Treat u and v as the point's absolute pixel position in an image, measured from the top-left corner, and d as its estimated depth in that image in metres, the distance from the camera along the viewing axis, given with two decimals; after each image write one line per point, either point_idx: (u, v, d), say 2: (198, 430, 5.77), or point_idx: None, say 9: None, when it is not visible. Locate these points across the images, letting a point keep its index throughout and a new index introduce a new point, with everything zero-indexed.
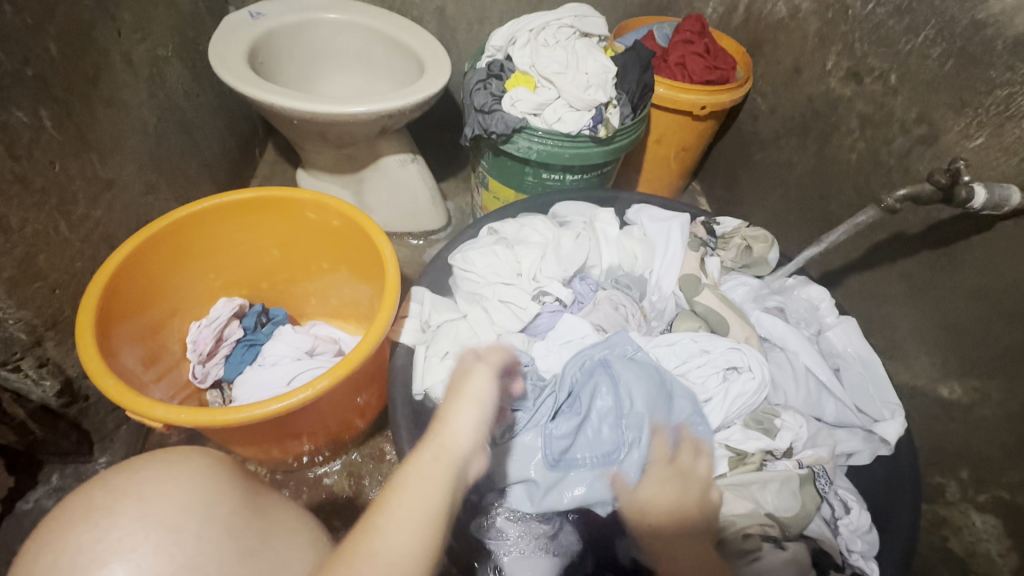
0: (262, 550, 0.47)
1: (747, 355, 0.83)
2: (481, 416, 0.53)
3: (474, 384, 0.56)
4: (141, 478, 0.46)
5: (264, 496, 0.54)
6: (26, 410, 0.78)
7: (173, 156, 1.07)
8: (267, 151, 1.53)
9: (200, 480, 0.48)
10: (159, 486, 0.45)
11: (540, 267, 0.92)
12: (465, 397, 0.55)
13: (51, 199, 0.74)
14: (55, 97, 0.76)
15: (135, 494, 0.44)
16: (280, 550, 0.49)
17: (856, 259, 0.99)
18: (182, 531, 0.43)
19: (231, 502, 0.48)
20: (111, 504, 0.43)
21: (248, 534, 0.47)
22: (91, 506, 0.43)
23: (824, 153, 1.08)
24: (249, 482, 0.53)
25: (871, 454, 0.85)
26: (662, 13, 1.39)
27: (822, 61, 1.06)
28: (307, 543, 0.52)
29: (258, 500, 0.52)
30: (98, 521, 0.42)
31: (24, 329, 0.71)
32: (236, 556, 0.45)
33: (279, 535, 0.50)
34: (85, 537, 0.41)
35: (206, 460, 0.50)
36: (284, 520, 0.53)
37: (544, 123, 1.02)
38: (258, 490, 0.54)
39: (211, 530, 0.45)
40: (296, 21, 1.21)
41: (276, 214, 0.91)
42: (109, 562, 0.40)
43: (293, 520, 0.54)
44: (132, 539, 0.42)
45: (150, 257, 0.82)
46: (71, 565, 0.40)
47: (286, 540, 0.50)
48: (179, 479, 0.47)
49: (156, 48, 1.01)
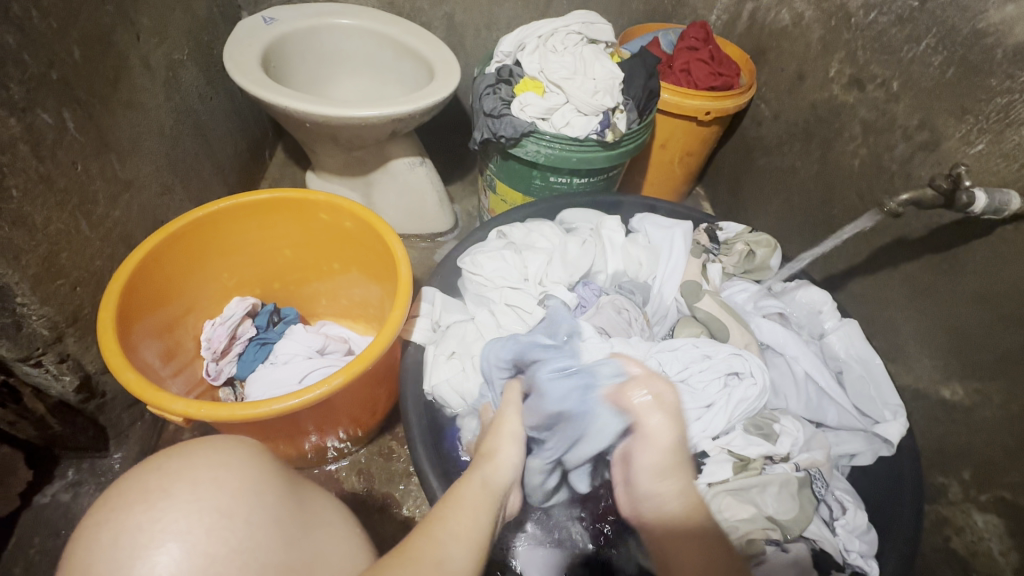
0: (304, 539, 0.48)
1: (748, 362, 0.84)
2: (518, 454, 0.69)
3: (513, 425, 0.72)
4: (194, 463, 0.47)
5: (302, 486, 0.55)
6: (46, 404, 0.80)
7: (187, 158, 1.09)
8: (276, 154, 1.55)
9: (249, 468, 0.49)
10: (212, 471, 0.47)
11: (546, 272, 0.94)
12: (506, 435, 0.71)
13: (73, 199, 0.76)
14: (78, 99, 0.78)
15: (189, 478, 0.46)
16: (320, 540, 0.50)
17: (859, 263, 1.00)
18: (233, 516, 0.45)
19: (276, 491, 0.49)
20: (166, 487, 0.45)
21: (292, 523, 0.48)
22: (147, 488, 0.45)
23: (827, 159, 1.10)
24: (288, 471, 0.55)
25: (873, 455, 0.86)
26: (667, 19, 1.41)
27: (826, 68, 1.08)
28: (343, 534, 0.53)
29: (297, 489, 0.53)
30: (154, 503, 0.44)
31: (47, 325, 0.73)
32: (281, 544, 0.46)
33: (319, 525, 0.51)
34: (142, 517, 0.43)
35: (252, 448, 0.52)
36: (322, 512, 0.54)
37: (552, 128, 1.04)
38: (297, 480, 0.55)
39: (259, 517, 0.46)
40: (308, 26, 1.23)
41: (290, 215, 0.93)
42: (165, 542, 0.42)
43: (330, 511, 0.55)
44: (186, 522, 0.43)
45: (167, 256, 0.84)
46: (129, 543, 0.42)
47: (324, 530, 0.51)
48: (230, 466, 0.48)
49: (172, 52, 1.03)
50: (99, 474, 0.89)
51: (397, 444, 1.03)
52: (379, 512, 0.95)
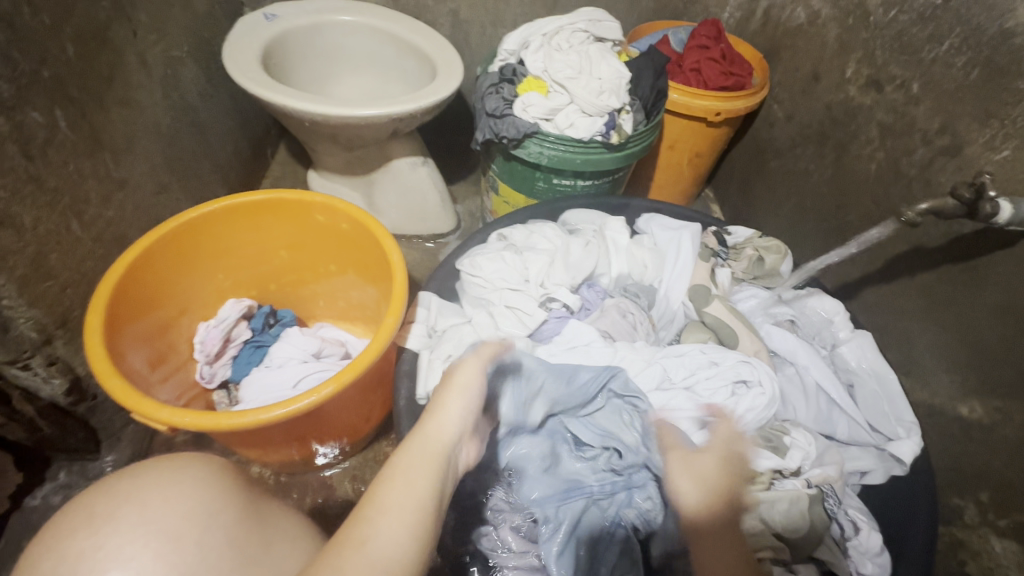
0: (263, 559, 0.47)
1: (757, 370, 0.81)
2: (468, 404, 0.59)
3: (463, 373, 0.62)
4: (143, 484, 0.46)
5: (268, 502, 0.53)
6: (35, 407, 0.78)
7: (185, 156, 1.07)
8: (278, 152, 1.54)
9: (201, 487, 0.47)
10: (161, 492, 0.45)
11: (547, 275, 0.91)
12: (454, 385, 0.60)
13: (64, 199, 0.74)
14: (70, 97, 0.76)
15: (136, 500, 0.44)
16: (282, 560, 0.48)
17: (873, 271, 0.96)
18: (182, 539, 0.43)
19: (234, 509, 0.48)
20: (112, 511, 0.43)
21: (249, 543, 0.47)
22: (93, 513, 0.43)
23: (842, 163, 1.06)
24: (252, 487, 0.53)
25: (885, 473, 0.82)
26: (677, 17, 1.37)
27: (842, 69, 1.04)
28: (309, 552, 0.51)
29: (261, 506, 0.51)
30: (99, 528, 0.42)
31: (34, 328, 0.71)
32: (237, 566, 0.45)
33: (282, 543, 0.49)
34: (86, 544, 0.41)
35: (209, 465, 0.50)
36: (287, 528, 0.52)
37: (556, 129, 1.01)
38: (262, 497, 0.53)
39: (211, 539, 0.45)
40: (310, 23, 1.21)
41: (287, 216, 0.91)
42: (107, 570, 0.40)
43: (296, 528, 0.53)
44: (132, 548, 0.42)
45: (160, 257, 0.82)
46: (71, 571, 0.40)
47: (288, 548, 0.50)
48: (182, 485, 0.46)
49: (171, 49, 1.02)
50: (90, 477, 0.88)
51: (393, 450, 1.01)
52: None
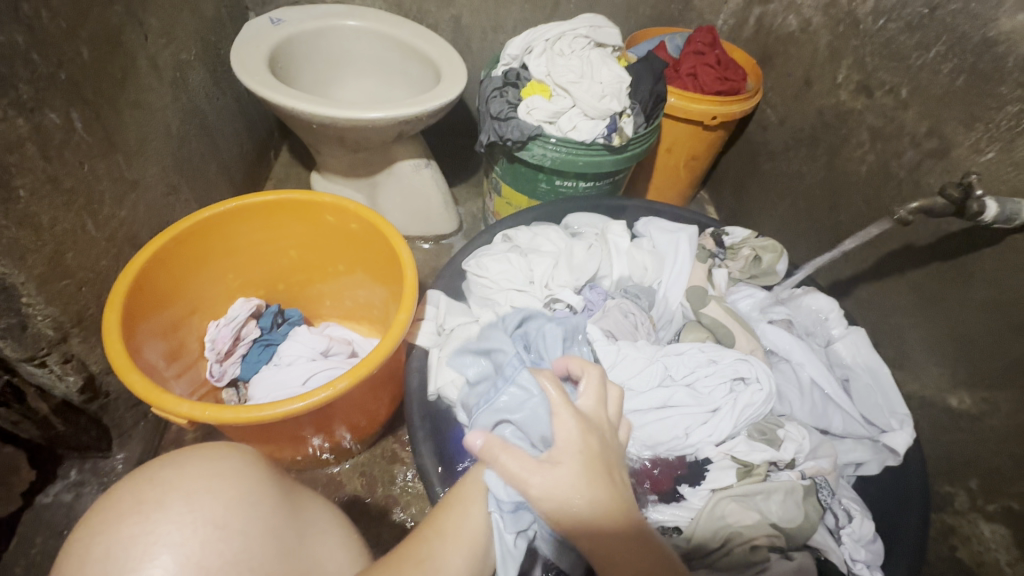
0: (298, 550, 0.49)
1: (755, 367, 0.84)
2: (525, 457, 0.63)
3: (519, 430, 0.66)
4: (186, 473, 0.47)
5: (296, 493, 0.55)
6: (50, 404, 0.79)
7: (193, 158, 1.09)
8: (281, 154, 1.55)
9: (242, 479, 0.49)
10: (205, 482, 0.47)
11: (551, 277, 0.94)
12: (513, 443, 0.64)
13: (80, 199, 0.76)
14: (86, 99, 0.78)
15: (182, 489, 0.45)
16: (315, 550, 0.50)
17: (866, 269, 1.00)
18: (227, 528, 0.45)
19: (271, 500, 0.50)
20: (161, 498, 0.44)
21: (287, 534, 0.49)
22: (140, 499, 0.44)
23: (834, 165, 1.10)
24: (282, 479, 0.55)
25: (879, 464, 0.85)
26: (674, 24, 1.41)
27: (833, 74, 1.08)
28: (336, 543, 0.54)
29: (291, 497, 0.53)
30: (148, 514, 0.43)
31: (51, 325, 0.73)
32: (277, 555, 0.47)
33: (313, 534, 0.52)
34: (135, 529, 0.42)
35: (245, 458, 0.52)
36: (316, 520, 0.54)
37: (559, 131, 1.04)
38: (291, 489, 0.55)
39: (253, 528, 0.46)
40: (316, 27, 1.23)
41: (296, 216, 0.93)
42: (159, 555, 0.41)
43: (323, 520, 0.55)
44: (181, 533, 0.43)
45: (174, 256, 0.84)
46: (122, 555, 0.41)
47: (319, 539, 0.52)
48: (224, 476, 0.48)
49: (180, 52, 1.03)
50: (101, 474, 0.89)
51: (400, 447, 1.02)
52: (381, 514, 0.95)
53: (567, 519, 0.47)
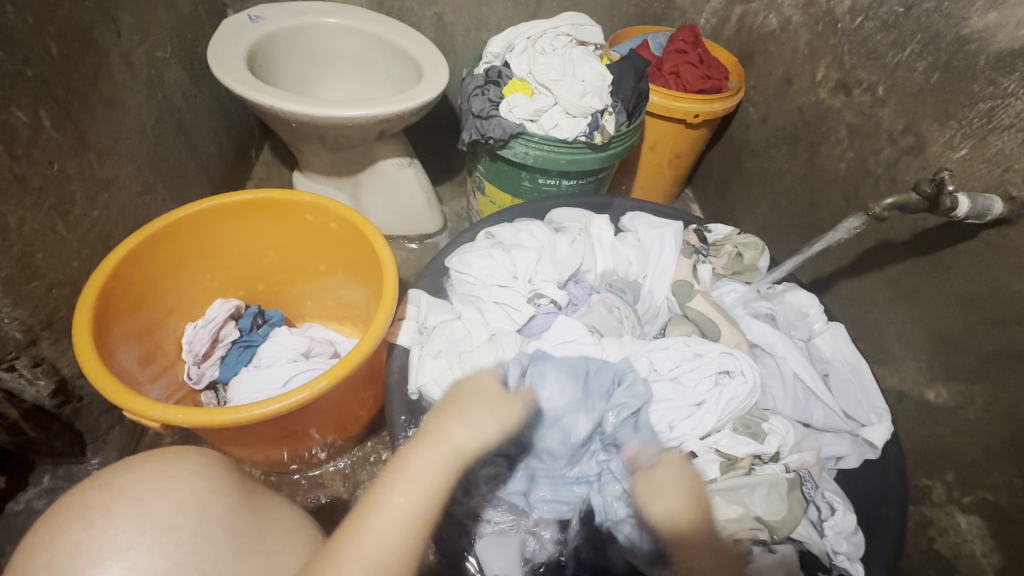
0: (256, 549, 0.47)
1: (739, 360, 0.84)
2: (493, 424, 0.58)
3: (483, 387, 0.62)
4: (137, 477, 0.46)
5: (262, 494, 0.54)
6: (20, 410, 0.77)
7: (170, 157, 1.07)
8: (262, 153, 1.53)
9: (196, 479, 0.48)
10: (156, 484, 0.46)
11: (535, 271, 0.93)
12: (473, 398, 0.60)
13: (49, 199, 0.74)
14: (55, 97, 0.76)
15: (130, 492, 0.45)
16: (276, 549, 0.49)
17: (845, 266, 1.01)
18: (177, 530, 0.44)
19: (228, 500, 0.48)
20: (107, 504, 0.44)
21: (245, 533, 0.47)
22: (87, 505, 0.44)
23: (814, 162, 1.11)
24: (246, 479, 0.54)
25: (859, 458, 0.86)
26: (656, 22, 1.41)
27: (812, 73, 1.09)
28: (302, 542, 0.52)
29: (254, 498, 0.52)
30: (94, 520, 0.43)
31: (20, 328, 0.71)
32: (232, 556, 0.45)
33: (275, 534, 0.50)
34: (82, 535, 0.42)
35: (204, 458, 0.51)
36: (282, 519, 0.53)
37: (541, 130, 1.03)
38: (256, 489, 0.54)
39: (206, 529, 0.45)
40: (296, 25, 1.22)
41: (275, 215, 0.92)
42: (104, 561, 0.41)
43: (289, 518, 0.54)
44: (128, 537, 0.42)
45: (148, 257, 0.82)
46: (69, 562, 0.41)
47: (282, 538, 0.51)
48: (176, 477, 0.47)
49: (155, 49, 1.02)
50: (75, 480, 0.87)
51: (383, 448, 1.02)
52: None
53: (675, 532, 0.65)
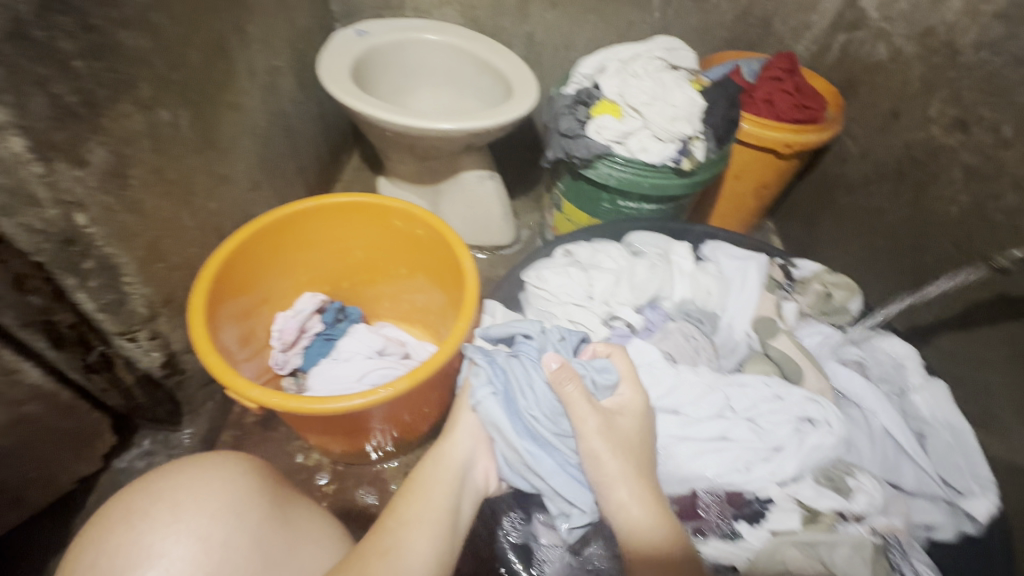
0: (288, 558, 0.59)
1: (825, 409, 0.80)
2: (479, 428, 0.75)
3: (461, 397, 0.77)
4: (171, 487, 0.58)
5: (292, 504, 0.65)
6: (133, 375, 0.85)
7: (276, 157, 1.16)
8: (352, 158, 1.63)
9: (229, 494, 0.59)
10: (189, 495, 0.57)
11: (612, 294, 0.92)
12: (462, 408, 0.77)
13: (179, 190, 0.82)
14: (192, 99, 0.84)
15: (164, 502, 0.56)
16: (300, 557, 0.60)
17: (951, 317, 0.93)
18: (209, 539, 0.55)
19: (261, 511, 0.60)
20: (144, 509, 0.56)
21: (272, 542, 0.59)
22: (128, 509, 0.56)
23: (919, 203, 1.04)
24: (279, 488, 0.65)
25: (955, 531, 0.78)
26: (750, 48, 1.38)
27: (925, 107, 1.03)
28: (325, 547, 0.64)
29: (284, 506, 0.64)
30: (133, 525, 0.54)
31: (144, 304, 0.78)
32: (263, 563, 0.57)
33: (304, 545, 0.62)
34: (134, 537, 0.54)
35: (241, 470, 0.63)
36: (308, 527, 0.64)
37: (627, 151, 1.03)
38: (287, 497, 0.65)
39: (236, 537, 0.57)
40: (397, 40, 1.29)
41: (366, 217, 0.97)
42: (145, 559, 0.53)
43: (317, 528, 0.65)
44: (168, 542, 0.54)
45: (253, 249, 0.89)
46: (118, 560, 0.52)
47: (308, 544, 0.62)
48: (210, 489, 0.59)
49: (273, 59, 1.11)
50: (170, 447, 0.97)
51: None
52: None
53: (631, 526, 0.63)
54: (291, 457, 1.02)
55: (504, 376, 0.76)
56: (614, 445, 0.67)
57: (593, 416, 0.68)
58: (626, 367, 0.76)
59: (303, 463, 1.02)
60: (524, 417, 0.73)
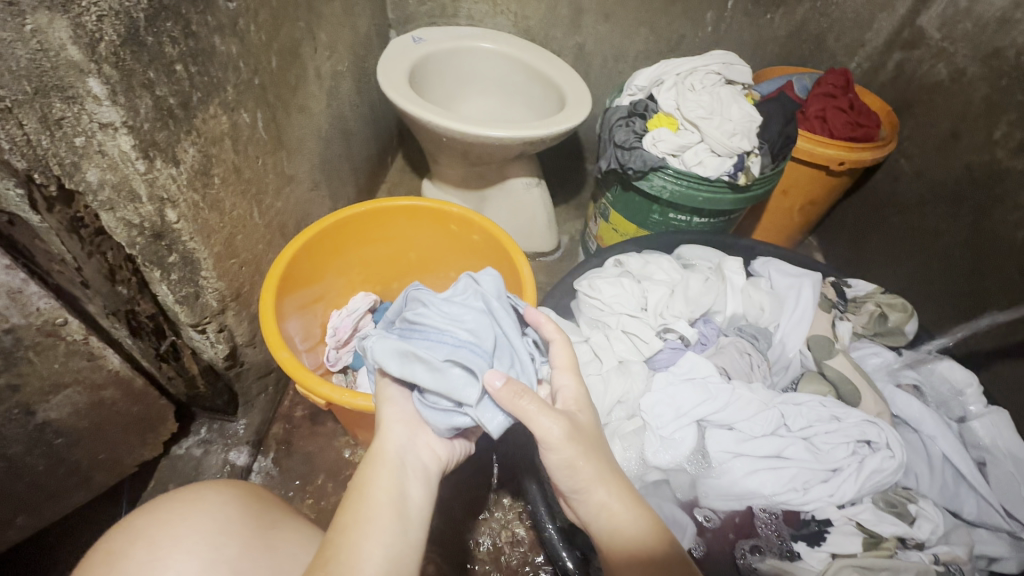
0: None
1: (885, 432, 0.79)
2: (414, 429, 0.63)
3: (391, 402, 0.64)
4: (153, 523, 0.58)
5: (280, 526, 0.63)
6: (199, 366, 0.89)
7: (333, 159, 1.19)
8: (397, 160, 1.66)
9: (205, 524, 0.58)
10: (167, 530, 0.57)
11: (666, 306, 0.92)
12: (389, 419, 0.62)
13: (252, 189, 0.85)
14: (268, 102, 0.87)
15: (144, 539, 0.56)
16: None
17: (1015, 344, 0.91)
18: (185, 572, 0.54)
19: (236, 539, 0.58)
20: (123, 549, 0.56)
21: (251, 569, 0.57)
22: (109, 550, 0.56)
23: (981, 227, 1.02)
24: (259, 512, 0.63)
25: (1019, 564, 0.75)
26: (802, 64, 1.37)
27: (990, 130, 1.01)
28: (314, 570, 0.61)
29: (269, 531, 0.61)
30: (111, 564, 0.55)
31: (216, 298, 0.81)
32: None
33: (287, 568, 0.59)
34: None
35: (219, 499, 0.62)
36: (295, 548, 0.61)
37: (682, 165, 1.04)
38: (273, 521, 0.63)
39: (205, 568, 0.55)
40: (452, 47, 1.32)
41: (424, 221, 0.99)
42: None
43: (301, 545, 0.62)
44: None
45: (317, 248, 0.91)
46: None
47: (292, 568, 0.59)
48: (185, 525, 0.58)
49: (336, 63, 1.14)
50: (226, 436, 0.98)
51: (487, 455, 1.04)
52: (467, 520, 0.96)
53: (620, 536, 0.57)
54: (339, 451, 1.03)
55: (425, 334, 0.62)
56: (580, 446, 0.57)
57: (557, 425, 0.56)
58: (570, 357, 0.65)
59: (351, 458, 1.02)
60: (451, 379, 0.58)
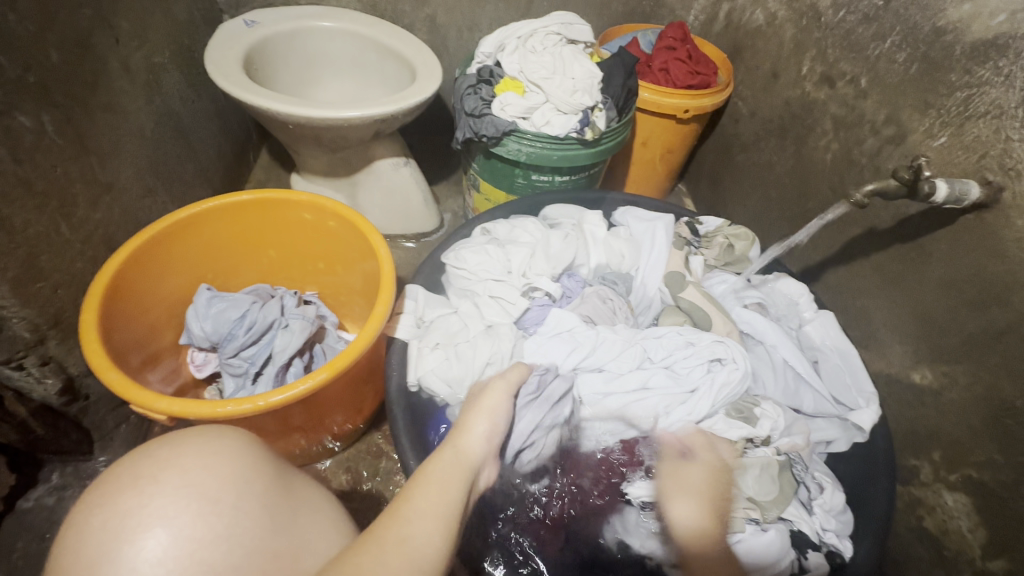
0: (295, 527, 0.47)
1: (731, 348, 0.86)
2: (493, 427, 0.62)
3: (490, 399, 0.66)
4: (182, 450, 0.47)
5: (296, 476, 0.53)
6: (28, 408, 0.80)
7: (169, 160, 1.09)
8: (260, 157, 1.56)
9: (238, 455, 0.48)
10: (201, 459, 0.46)
11: (529, 266, 0.95)
12: (481, 409, 0.64)
13: (53, 202, 0.76)
14: (56, 103, 0.78)
15: (178, 465, 0.45)
16: (308, 530, 0.48)
17: (833, 254, 1.03)
18: (220, 502, 0.44)
19: (266, 479, 0.48)
20: (157, 474, 0.44)
21: (282, 510, 0.47)
22: (139, 475, 0.44)
23: (801, 154, 1.13)
24: (279, 461, 0.53)
25: (848, 441, 0.88)
26: (645, 20, 1.44)
27: (797, 66, 1.11)
28: (332, 524, 0.51)
29: (290, 479, 0.52)
30: (144, 488, 0.43)
31: (27, 328, 0.73)
32: (270, 532, 0.45)
33: (312, 516, 0.50)
34: (133, 502, 0.42)
35: (245, 438, 0.51)
36: (312, 501, 0.52)
37: (533, 126, 1.05)
38: (292, 473, 0.53)
39: (247, 504, 0.45)
40: (291, 28, 1.24)
41: (274, 213, 0.94)
42: (153, 526, 0.41)
43: (322, 502, 0.53)
44: (174, 505, 0.43)
45: (151, 258, 0.84)
46: (118, 527, 0.41)
47: (311, 519, 0.49)
48: (220, 456, 0.47)
49: (152, 55, 1.04)
50: (83, 477, 0.90)
51: (385, 441, 1.04)
52: (367, 509, 0.96)
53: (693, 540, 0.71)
54: None
55: (217, 342, 0.93)
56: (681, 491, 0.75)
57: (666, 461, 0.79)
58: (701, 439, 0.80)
59: None
60: (251, 359, 0.92)
